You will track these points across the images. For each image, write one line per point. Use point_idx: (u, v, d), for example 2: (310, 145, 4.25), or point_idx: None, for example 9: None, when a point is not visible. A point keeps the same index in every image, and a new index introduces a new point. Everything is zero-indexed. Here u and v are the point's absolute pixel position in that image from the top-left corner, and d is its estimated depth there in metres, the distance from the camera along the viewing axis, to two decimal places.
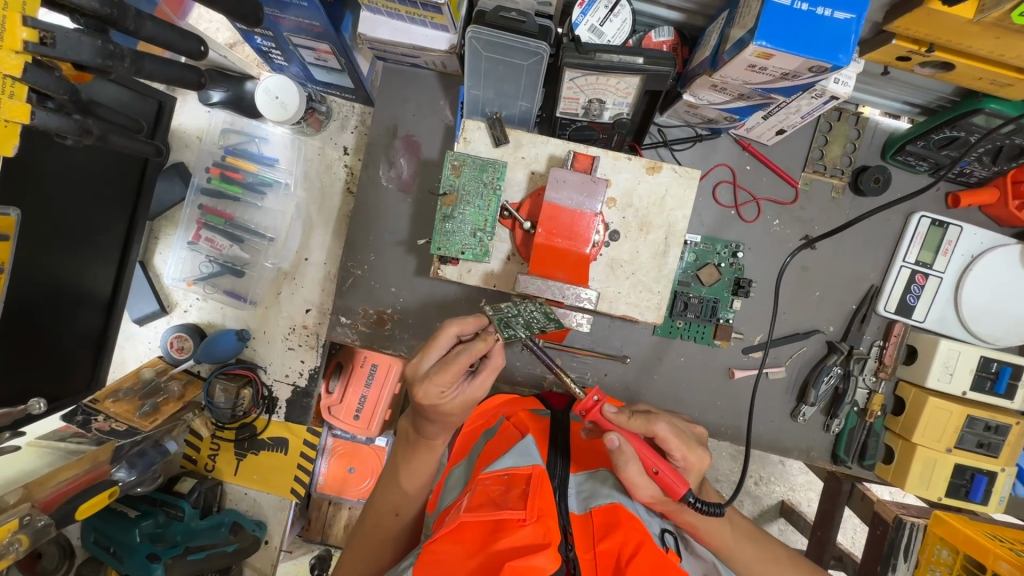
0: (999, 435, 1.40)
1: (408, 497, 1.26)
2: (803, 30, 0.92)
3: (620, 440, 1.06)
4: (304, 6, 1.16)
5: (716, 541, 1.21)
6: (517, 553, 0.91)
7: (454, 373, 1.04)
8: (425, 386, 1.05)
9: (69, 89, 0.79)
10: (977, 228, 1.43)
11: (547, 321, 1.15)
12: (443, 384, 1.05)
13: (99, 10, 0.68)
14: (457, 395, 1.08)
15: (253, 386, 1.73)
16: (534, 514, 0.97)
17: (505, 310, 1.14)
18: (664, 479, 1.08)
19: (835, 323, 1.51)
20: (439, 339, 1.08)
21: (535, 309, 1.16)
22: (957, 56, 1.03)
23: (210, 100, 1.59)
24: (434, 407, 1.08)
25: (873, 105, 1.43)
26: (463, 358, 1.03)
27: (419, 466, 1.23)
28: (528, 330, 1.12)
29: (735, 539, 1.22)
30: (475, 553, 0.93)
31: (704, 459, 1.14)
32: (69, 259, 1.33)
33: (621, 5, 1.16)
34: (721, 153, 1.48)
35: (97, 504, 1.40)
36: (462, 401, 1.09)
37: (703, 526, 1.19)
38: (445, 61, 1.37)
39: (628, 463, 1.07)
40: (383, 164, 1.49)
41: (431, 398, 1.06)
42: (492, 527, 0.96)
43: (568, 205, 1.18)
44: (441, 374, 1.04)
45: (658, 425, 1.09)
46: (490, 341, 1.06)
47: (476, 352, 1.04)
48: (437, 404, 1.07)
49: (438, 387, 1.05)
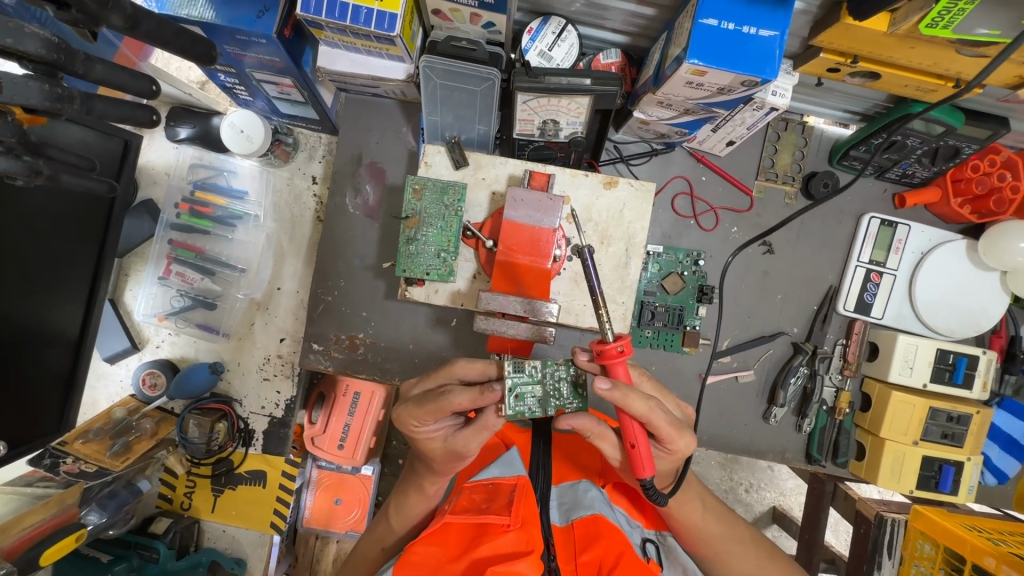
0: (962, 425, 1.43)
1: (394, 531, 1.23)
2: (731, 48, 0.98)
3: (575, 424, 0.99)
4: (263, 43, 1.19)
5: (689, 520, 1.18)
6: (498, 559, 0.89)
7: (431, 411, 1.01)
8: (403, 412, 1.06)
9: (19, 130, 0.76)
10: (924, 226, 1.49)
11: (569, 398, 1.00)
12: (418, 417, 1.04)
13: (45, 57, 0.68)
14: (433, 433, 1.07)
15: (228, 419, 1.72)
16: (519, 519, 0.95)
17: (528, 372, 0.99)
18: (638, 456, 0.97)
19: (799, 324, 1.55)
20: (438, 374, 1.08)
21: (563, 379, 1.00)
22: (880, 65, 1.10)
23: (178, 135, 1.64)
24: (410, 435, 1.08)
25: (817, 114, 1.50)
26: (445, 403, 0.99)
27: (402, 497, 1.21)
28: (540, 405, 0.99)
29: (704, 517, 1.20)
30: (453, 558, 0.93)
31: (691, 447, 1.03)
32: (29, 301, 1.31)
33: (567, 31, 1.21)
34: (677, 165, 1.53)
35: (62, 549, 1.35)
36: (442, 445, 1.07)
37: (675, 510, 1.17)
38: (404, 90, 1.41)
39: (598, 435, 1.02)
40: (350, 191, 1.52)
41: (406, 426, 1.07)
42: (476, 531, 0.96)
43: (527, 222, 1.21)
44: (419, 408, 1.03)
45: (636, 403, 0.93)
46: (483, 397, 0.98)
47: (457, 402, 0.97)
48: (411, 434, 1.08)
49: (416, 419, 1.05)
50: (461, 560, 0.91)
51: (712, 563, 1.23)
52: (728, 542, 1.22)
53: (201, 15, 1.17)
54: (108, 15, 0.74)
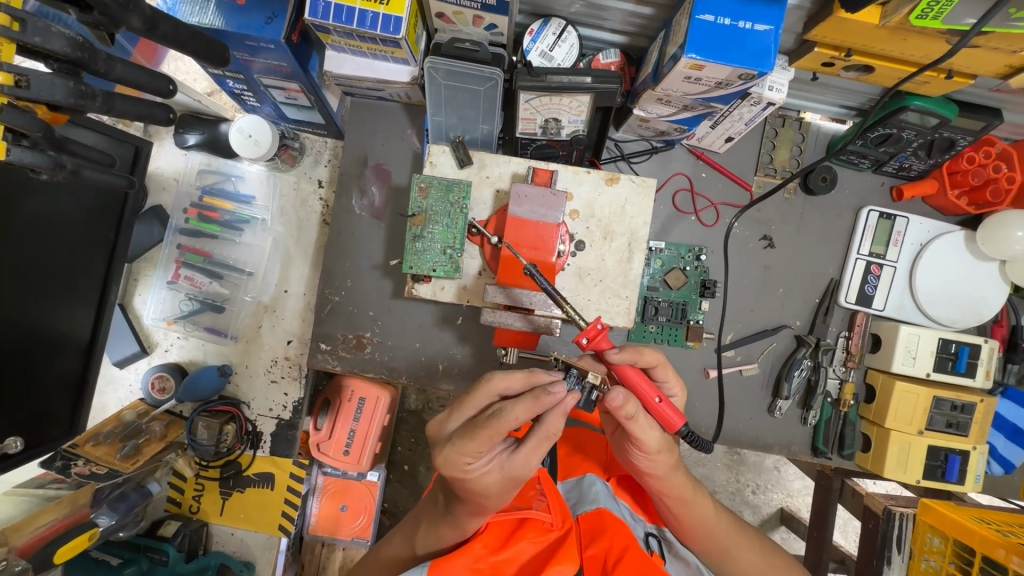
0: (966, 414, 1.44)
1: None
2: (728, 43, 1.01)
3: (626, 395, 0.93)
4: (272, 49, 1.23)
5: (700, 519, 1.08)
6: (540, 557, 0.89)
7: (484, 439, 0.88)
8: (448, 452, 0.90)
9: (44, 126, 0.79)
10: (922, 218, 1.51)
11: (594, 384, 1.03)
12: (470, 452, 0.89)
13: (70, 56, 0.72)
14: (488, 467, 0.92)
15: (236, 421, 1.74)
16: (560, 519, 0.95)
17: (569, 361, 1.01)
18: (663, 411, 1.01)
19: (801, 317, 1.56)
20: (475, 396, 0.95)
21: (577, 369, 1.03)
22: (874, 58, 1.13)
23: (187, 142, 1.66)
24: (460, 483, 0.92)
25: (813, 111, 1.53)
26: (502, 424, 0.86)
27: None
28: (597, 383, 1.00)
29: (715, 514, 1.11)
30: (496, 550, 0.90)
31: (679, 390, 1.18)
32: (43, 304, 1.34)
33: (567, 32, 1.24)
34: (676, 162, 1.56)
35: (75, 547, 1.37)
36: (501, 476, 0.91)
37: (687, 507, 1.07)
38: (409, 92, 1.45)
39: (639, 413, 0.95)
40: (356, 193, 1.55)
41: (454, 469, 0.91)
42: (516, 527, 0.95)
43: (532, 218, 1.23)
44: (469, 440, 0.88)
45: (647, 353, 1.09)
46: (539, 403, 0.88)
47: (515, 417, 0.86)
48: (463, 480, 0.91)
49: (465, 456, 0.90)
50: (505, 553, 0.89)
51: (722, 564, 1.13)
52: (736, 535, 1.13)
53: (211, 22, 1.20)
54: (129, 17, 0.76)
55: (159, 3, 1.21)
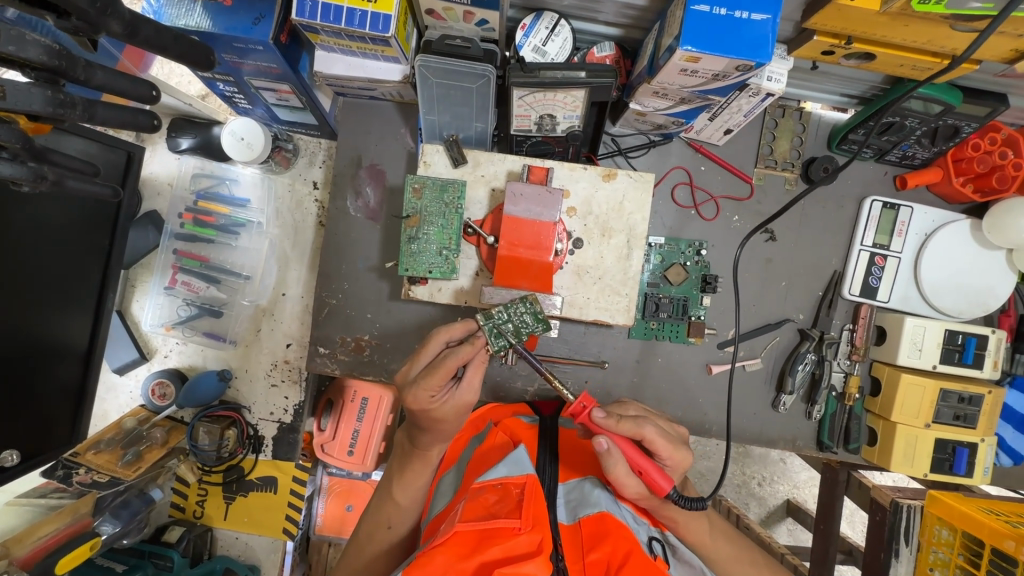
0: (974, 406, 1.42)
1: (403, 508, 1.24)
2: (725, 33, 0.98)
3: (609, 443, 1.04)
4: (260, 50, 1.21)
5: (695, 537, 1.17)
6: (509, 563, 0.86)
7: (442, 376, 1.10)
8: (414, 391, 1.11)
9: (23, 137, 0.78)
10: (927, 207, 1.49)
11: (536, 323, 1.16)
12: (432, 388, 1.11)
13: (48, 64, 0.70)
14: (447, 399, 1.14)
15: (238, 426, 1.72)
16: (530, 522, 0.91)
17: (496, 317, 1.15)
18: (649, 479, 1.06)
19: (805, 311, 1.54)
20: (429, 345, 1.15)
21: (526, 312, 1.16)
22: (876, 46, 1.10)
23: (181, 146, 1.66)
24: (426, 413, 1.14)
25: (814, 100, 1.49)
26: (450, 362, 1.09)
27: (406, 466, 1.26)
28: (517, 336, 1.15)
29: (711, 537, 1.18)
30: (464, 558, 0.87)
31: (688, 459, 1.13)
32: (36, 314, 1.31)
33: (560, 25, 1.22)
34: (675, 156, 1.53)
35: (77, 556, 1.35)
36: (454, 404, 1.15)
37: (682, 524, 1.15)
38: (401, 91, 1.43)
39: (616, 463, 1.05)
40: (351, 194, 1.53)
41: (422, 402, 1.12)
42: (482, 535, 0.90)
43: (527, 217, 1.21)
44: (429, 379, 1.10)
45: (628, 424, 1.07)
46: (477, 345, 1.12)
47: (461, 356, 1.09)
48: (428, 409, 1.13)
49: (427, 393, 1.11)
50: (472, 561, 0.86)
51: None
52: (736, 563, 1.18)
53: (199, 24, 1.17)
54: (109, 22, 0.74)
55: (145, 6, 1.19)
